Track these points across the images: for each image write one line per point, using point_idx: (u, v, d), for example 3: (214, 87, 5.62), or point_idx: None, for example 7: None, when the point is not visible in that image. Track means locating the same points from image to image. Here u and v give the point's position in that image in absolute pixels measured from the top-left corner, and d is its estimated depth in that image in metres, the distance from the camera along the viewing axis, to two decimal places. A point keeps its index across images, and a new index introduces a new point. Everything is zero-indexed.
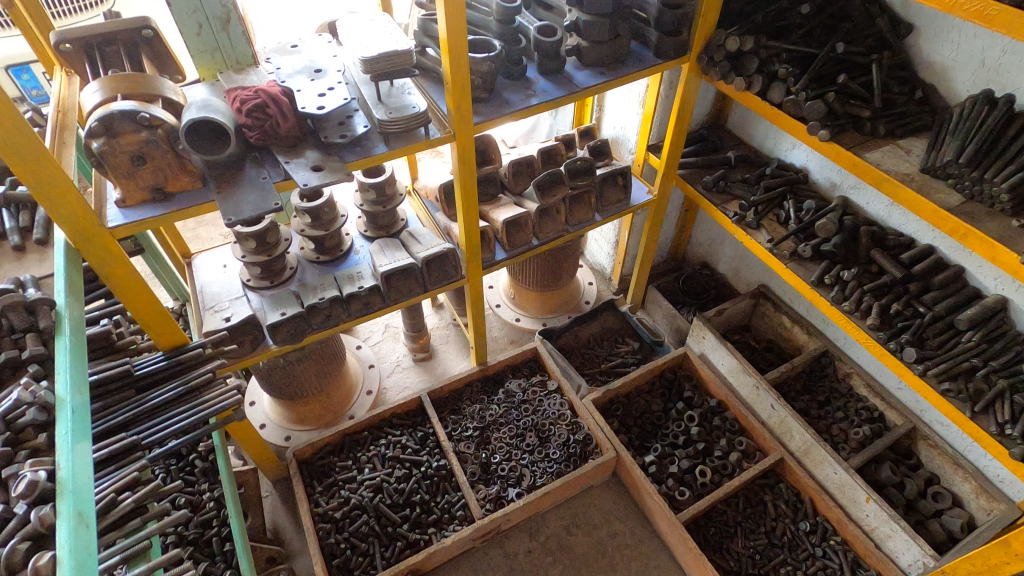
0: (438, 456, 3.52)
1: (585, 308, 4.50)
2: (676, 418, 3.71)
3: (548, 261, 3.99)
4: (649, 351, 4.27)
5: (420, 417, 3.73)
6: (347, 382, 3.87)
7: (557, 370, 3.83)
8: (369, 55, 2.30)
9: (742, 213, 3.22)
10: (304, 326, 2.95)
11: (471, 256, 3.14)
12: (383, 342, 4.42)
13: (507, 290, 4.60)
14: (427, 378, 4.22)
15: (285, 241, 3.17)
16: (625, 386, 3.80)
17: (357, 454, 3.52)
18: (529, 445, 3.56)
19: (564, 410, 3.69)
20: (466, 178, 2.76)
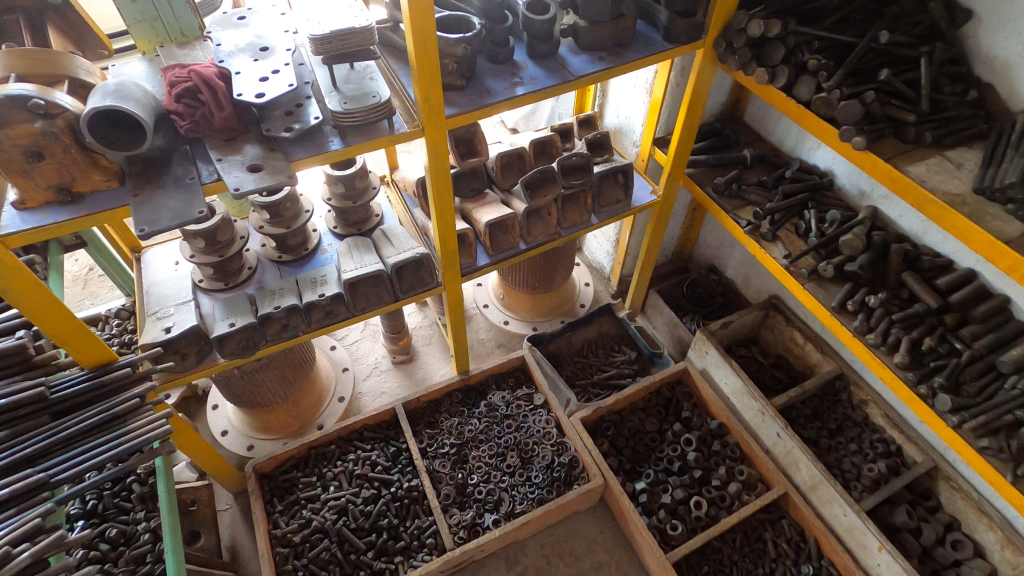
0: (410, 474, 3.24)
1: (579, 310, 4.17)
2: (672, 441, 3.40)
3: (540, 264, 3.64)
4: (647, 362, 3.95)
5: (394, 430, 3.45)
6: (317, 388, 3.58)
7: (544, 384, 3.52)
8: (318, 33, 1.93)
9: (756, 223, 2.85)
10: (258, 338, 2.64)
11: (447, 263, 2.80)
12: (360, 342, 4.12)
13: (497, 289, 4.27)
14: (406, 383, 3.93)
15: (241, 239, 2.84)
16: (617, 403, 3.50)
17: (324, 469, 3.25)
18: (510, 466, 3.27)
19: (550, 429, 3.39)
20: (440, 175, 2.39)
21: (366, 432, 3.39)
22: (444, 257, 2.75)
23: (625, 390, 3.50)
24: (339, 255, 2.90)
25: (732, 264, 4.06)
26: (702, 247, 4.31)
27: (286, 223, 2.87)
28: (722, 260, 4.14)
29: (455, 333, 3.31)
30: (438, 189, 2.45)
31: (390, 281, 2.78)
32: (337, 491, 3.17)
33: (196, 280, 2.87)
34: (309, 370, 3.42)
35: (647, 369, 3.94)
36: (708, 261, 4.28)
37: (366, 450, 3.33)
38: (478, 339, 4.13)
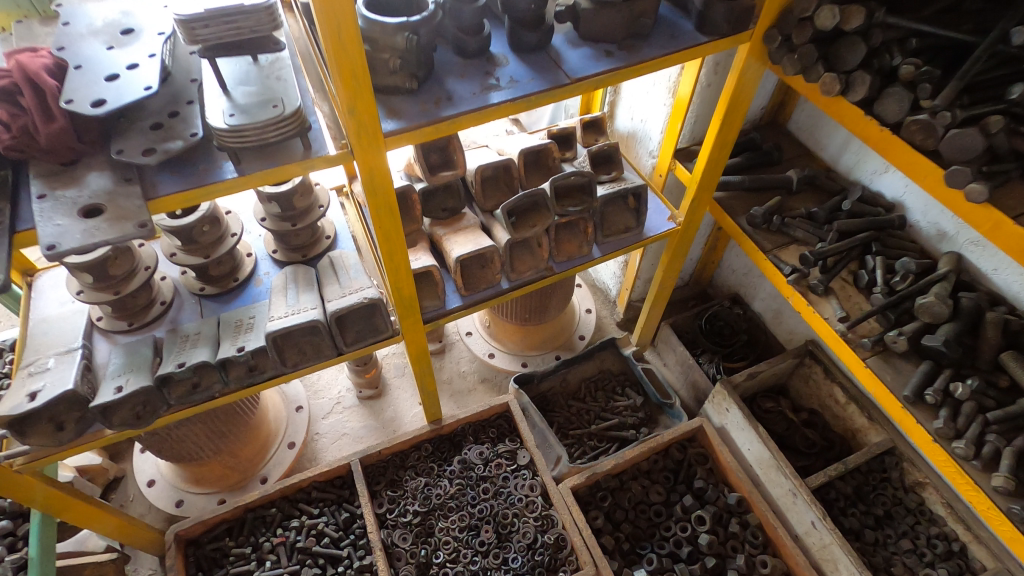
0: (364, 550, 2.70)
1: (579, 344, 3.54)
2: (680, 517, 2.83)
3: (531, 296, 3.02)
4: (655, 410, 3.37)
5: (349, 490, 2.91)
6: (262, 433, 3.04)
7: (530, 440, 2.95)
8: (184, 15, 1.32)
9: (803, 269, 2.21)
10: (158, 402, 2.08)
11: (403, 309, 2.21)
12: (324, 372, 3.57)
13: (482, 315, 3.64)
14: (371, 422, 3.37)
15: (145, 270, 2.24)
16: (616, 467, 2.91)
17: (261, 539, 2.72)
18: (483, 545, 2.71)
19: (534, 497, 2.82)
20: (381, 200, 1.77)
21: (315, 493, 2.85)
22: (398, 302, 2.16)
23: (626, 452, 2.92)
24: (272, 292, 2.31)
25: (761, 296, 3.44)
26: (725, 272, 3.68)
27: (206, 250, 2.28)
28: (749, 289, 3.52)
29: (421, 377, 2.75)
30: (380, 217, 1.84)
31: (329, 333, 2.17)
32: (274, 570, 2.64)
33: (94, 318, 2.31)
34: (249, 414, 2.88)
35: (655, 417, 3.36)
36: (732, 288, 3.66)
37: (313, 516, 2.79)
38: (458, 372, 3.56)
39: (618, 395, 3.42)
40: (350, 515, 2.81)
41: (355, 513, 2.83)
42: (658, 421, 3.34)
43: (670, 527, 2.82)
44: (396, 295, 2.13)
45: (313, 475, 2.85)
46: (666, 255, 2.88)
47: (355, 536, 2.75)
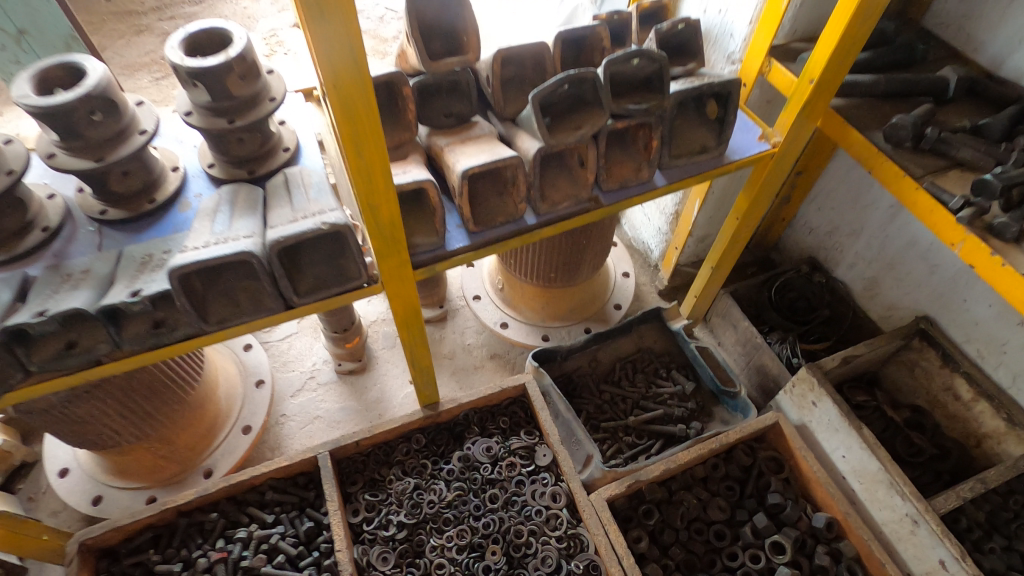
0: (329, 573, 2.03)
1: (614, 315, 2.81)
2: (750, 544, 2.14)
3: (562, 242, 2.33)
4: (709, 399, 2.69)
5: (316, 492, 2.24)
6: (209, 415, 2.37)
7: (553, 434, 2.25)
8: None
9: (980, 204, 1.48)
10: (10, 368, 1.39)
11: (379, 240, 1.50)
12: (297, 340, 2.91)
13: (494, 275, 2.91)
14: (352, 402, 2.73)
15: (7, 175, 1.53)
16: (665, 474, 2.23)
17: (196, 554, 2.06)
18: (488, 570, 2.04)
19: (556, 510, 2.14)
20: (358, 129, 1.28)
21: (271, 494, 2.17)
22: (371, 227, 1.47)
23: (679, 456, 2.23)
24: (196, 217, 1.60)
25: (847, 260, 2.71)
26: (798, 231, 2.94)
27: (99, 151, 1.59)
28: (831, 252, 2.79)
29: (413, 351, 2.05)
30: (355, 165, 1.35)
31: (270, 275, 1.45)
32: None
33: None
34: (186, 389, 2.20)
35: (709, 409, 2.66)
36: (806, 252, 2.92)
37: (267, 525, 2.13)
38: (461, 345, 2.88)
39: (662, 380, 2.72)
40: (314, 523, 2.15)
41: (321, 523, 2.16)
42: (712, 414, 2.65)
43: (736, 556, 2.14)
44: (368, 216, 1.44)
45: (268, 470, 2.17)
46: (742, 197, 2.14)
47: (320, 552, 2.09)
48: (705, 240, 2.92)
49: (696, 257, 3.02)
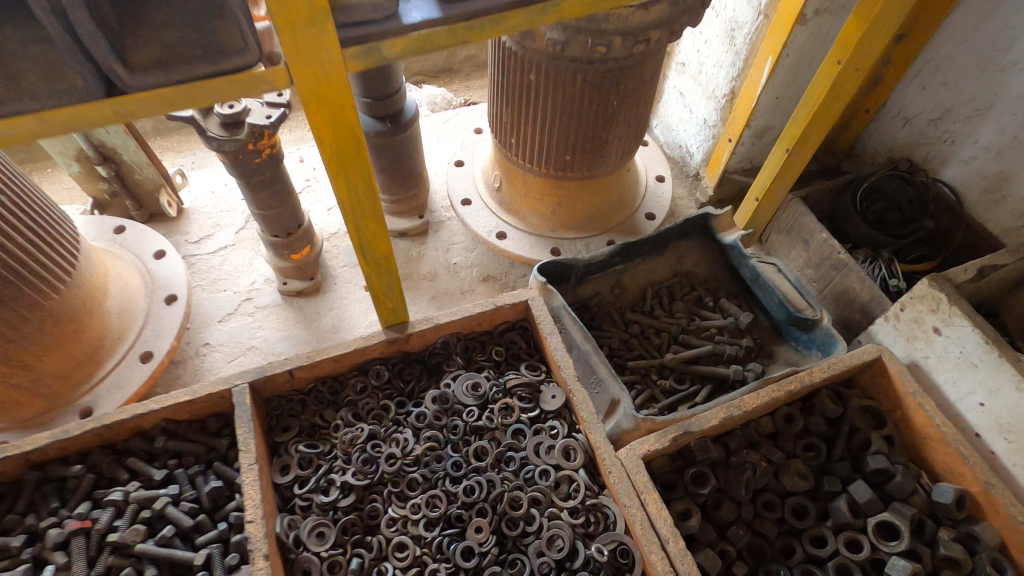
0: (238, 554, 1.39)
1: (647, 227, 2.16)
2: (844, 525, 1.49)
3: (581, 95, 1.65)
4: (772, 334, 2.04)
5: (233, 441, 1.58)
6: (90, 335, 1.72)
7: (566, 368, 1.60)
8: None
9: None
10: None
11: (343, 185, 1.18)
12: (232, 254, 2.25)
13: (489, 172, 2.23)
14: (299, 331, 2.08)
15: None
16: (724, 427, 1.57)
17: (44, 524, 1.41)
18: (469, 553, 1.41)
19: (569, 473, 1.50)
20: (301, 18, 0.87)
21: (160, 442, 1.51)
22: None
23: (746, 399, 1.57)
24: None
25: (960, 155, 2.00)
26: (887, 125, 2.23)
27: None
28: (935, 146, 2.07)
29: (358, 225, 1.29)
30: (301, 70, 0.94)
31: (51, 7, 0.76)
32: None
33: None
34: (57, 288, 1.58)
35: (770, 350, 2.01)
36: (896, 152, 2.21)
37: (155, 486, 1.48)
38: (445, 264, 2.22)
39: (709, 310, 2.07)
40: (224, 484, 1.50)
41: (234, 483, 1.51)
42: (774, 355, 1.99)
43: (824, 542, 1.50)
44: (333, 164, 1.12)
45: (160, 407, 1.51)
46: (856, 13, 1.55)
47: (228, 525, 1.45)
48: (766, 134, 2.22)
49: (751, 160, 2.33)
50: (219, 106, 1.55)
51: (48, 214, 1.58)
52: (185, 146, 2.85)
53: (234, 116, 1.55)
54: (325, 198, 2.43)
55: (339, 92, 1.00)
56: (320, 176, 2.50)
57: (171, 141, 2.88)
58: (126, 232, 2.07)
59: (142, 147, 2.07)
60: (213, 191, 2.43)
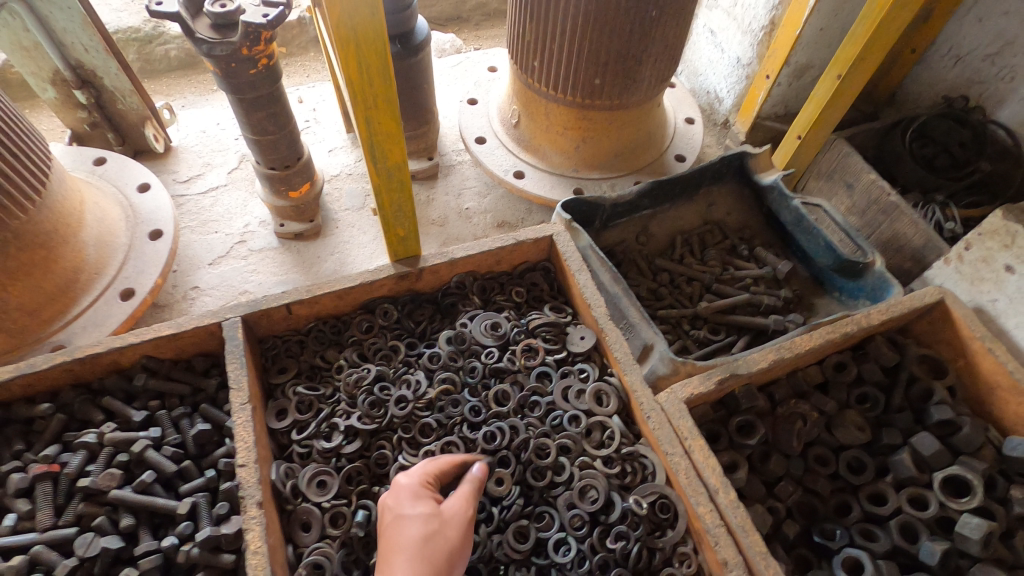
0: (227, 503, 1.22)
1: (677, 166, 2.07)
2: (907, 481, 1.34)
3: (618, 8, 1.55)
4: (810, 287, 1.84)
5: (223, 382, 1.40)
6: (61, 262, 1.57)
7: (598, 305, 1.43)
8: None
9: None
10: None
11: (358, 78, 1.09)
12: (225, 194, 2.07)
13: (506, 108, 2.11)
14: (296, 275, 1.91)
15: None
16: (773, 372, 1.41)
17: (5, 468, 1.24)
18: (489, 504, 1.25)
19: (601, 418, 1.33)
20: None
21: (140, 380, 1.33)
22: None
23: (797, 340, 1.40)
24: None
25: (1020, 93, 1.83)
26: (936, 65, 2.04)
27: None
28: (990, 85, 1.90)
29: (367, 119, 1.17)
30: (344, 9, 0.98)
31: None
32: (19, 535, 1.17)
33: None
34: (23, 203, 1.44)
35: (810, 302, 1.81)
36: (945, 94, 2.03)
37: (134, 428, 1.31)
38: (457, 208, 2.05)
39: (746, 258, 1.89)
40: (212, 428, 1.32)
41: (224, 427, 1.34)
42: (814, 308, 1.80)
43: (884, 500, 1.34)
44: (353, 70, 1.07)
45: (140, 341, 1.33)
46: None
47: (216, 473, 1.27)
48: (805, 74, 2.06)
49: (787, 105, 2.16)
50: (208, 3, 1.36)
51: (8, 113, 1.42)
52: (177, 90, 2.66)
53: (226, 16, 1.36)
54: (327, 139, 2.25)
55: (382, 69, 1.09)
56: (321, 118, 2.32)
57: (162, 85, 2.69)
58: (107, 164, 1.89)
59: (125, 72, 1.88)
60: (203, 129, 2.23)
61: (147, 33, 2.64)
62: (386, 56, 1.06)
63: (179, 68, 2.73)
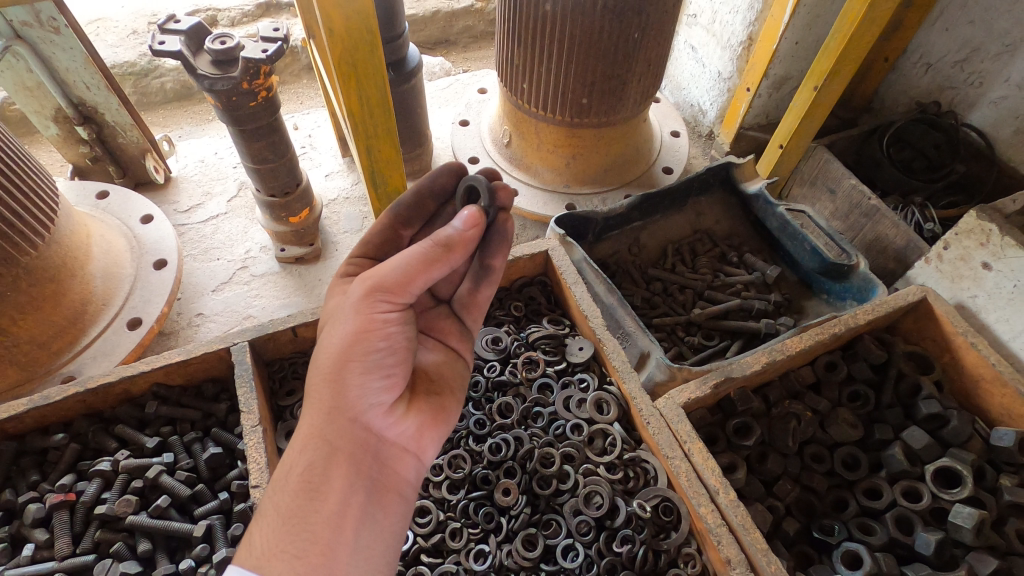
0: (241, 525, 1.24)
1: (666, 178, 2.15)
2: (900, 474, 1.39)
3: (597, 45, 1.66)
4: (799, 289, 1.90)
5: (232, 406, 1.43)
6: (68, 296, 1.62)
7: (594, 316, 1.47)
8: None
9: None
10: None
11: (361, 117, 1.22)
12: (226, 222, 2.11)
13: (496, 128, 2.18)
14: (298, 297, 1.95)
15: None
16: (766, 374, 1.46)
17: (23, 499, 1.27)
18: (497, 515, 1.29)
19: (602, 426, 1.37)
20: (352, 33, 1.06)
21: (152, 408, 1.36)
22: None
23: (787, 343, 1.45)
24: None
25: (989, 96, 1.91)
26: (908, 73, 2.12)
27: None
28: (961, 89, 1.98)
29: (369, 150, 1.31)
30: (349, 63, 1.11)
31: None
32: (38, 564, 1.20)
33: None
34: (33, 242, 1.48)
35: (800, 305, 1.87)
36: (919, 100, 2.11)
37: (147, 454, 1.34)
38: None
39: (736, 265, 1.95)
40: (223, 451, 1.35)
41: (235, 450, 1.37)
42: (804, 310, 1.85)
43: (879, 494, 1.39)
44: (356, 108, 1.20)
45: (151, 369, 1.35)
46: (848, 16, 1.65)
47: (229, 495, 1.30)
48: (784, 85, 2.13)
49: (768, 115, 2.23)
50: (209, 41, 1.42)
51: (13, 154, 1.47)
52: (173, 121, 2.72)
53: (226, 52, 1.41)
54: (323, 164, 2.30)
55: (383, 108, 1.22)
56: (316, 143, 2.38)
57: (159, 117, 2.75)
58: (110, 198, 1.94)
59: (126, 107, 1.92)
60: (202, 159, 2.28)
61: (142, 67, 2.70)
62: (387, 96, 1.19)
63: (175, 100, 2.79)
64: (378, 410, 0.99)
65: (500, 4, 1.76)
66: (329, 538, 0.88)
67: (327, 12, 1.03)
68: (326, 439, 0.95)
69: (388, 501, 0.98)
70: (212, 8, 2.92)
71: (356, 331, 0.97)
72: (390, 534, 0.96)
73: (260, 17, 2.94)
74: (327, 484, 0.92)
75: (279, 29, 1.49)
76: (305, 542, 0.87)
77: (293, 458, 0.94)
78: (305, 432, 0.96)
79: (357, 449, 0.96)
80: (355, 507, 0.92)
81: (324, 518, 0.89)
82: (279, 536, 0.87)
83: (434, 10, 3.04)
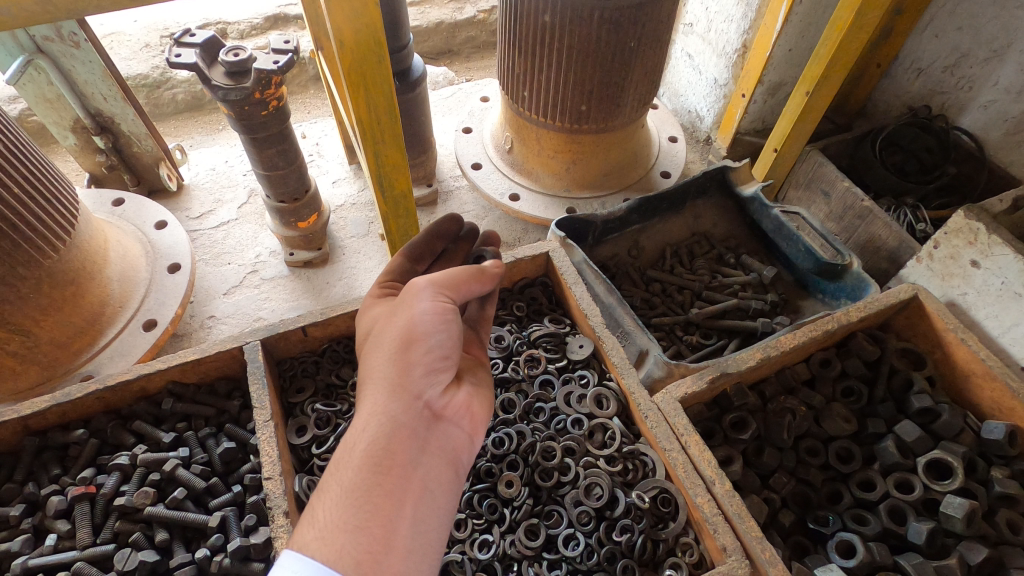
0: (255, 516, 1.29)
1: (662, 182, 2.21)
2: (893, 466, 1.43)
3: (594, 53, 1.72)
4: (795, 289, 1.94)
5: (245, 403, 1.48)
6: (87, 300, 1.68)
7: (594, 314, 1.52)
8: None
9: None
10: None
11: (368, 122, 1.28)
12: (238, 227, 2.18)
13: (498, 134, 2.25)
14: (307, 300, 2.01)
15: None
16: (762, 370, 1.50)
17: (45, 491, 1.32)
18: (501, 506, 1.33)
19: (601, 419, 1.42)
20: (361, 44, 1.12)
21: (168, 405, 1.41)
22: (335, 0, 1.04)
23: (782, 339, 1.49)
24: None
25: (979, 100, 1.96)
26: (901, 79, 2.18)
27: None
28: (951, 94, 2.03)
29: (377, 155, 1.36)
30: (357, 72, 1.17)
31: None
32: (61, 553, 1.25)
33: None
34: (55, 246, 1.55)
35: (795, 304, 1.91)
36: (911, 105, 2.16)
37: (163, 449, 1.39)
38: None
39: (733, 265, 1.99)
40: (237, 446, 1.40)
41: (248, 445, 1.42)
42: (800, 310, 1.90)
43: (872, 486, 1.43)
44: (364, 114, 1.25)
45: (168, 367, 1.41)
46: (837, 22, 1.71)
47: (242, 488, 1.34)
48: (778, 91, 2.19)
49: (764, 120, 2.29)
50: (223, 53, 1.48)
51: (35, 160, 1.53)
52: (185, 131, 2.80)
53: (240, 63, 1.47)
54: (331, 171, 2.37)
55: (390, 114, 1.27)
56: (324, 151, 2.45)
57: (170, 127, 2.83)
58: (125, 205, 2.02)
59: (141, 118, 1.99)
60: (213, 167, 2.36)
61: (154, 79, 2.79)
62: (393, 102, 1.25)
63: (186, 110, 2.88)
64: (438, 393, 1.01)
65: (501, 14, 1.82)
66: (391, 513, 0.87)
67: (337, 26, 1.08)
68: (392, 417, 0.95)
69: (446, 478, 0.97)
70: (222, 21, 3.02)
71: (431, 320, 1.02)
72: (444, 512, 0.94)
73: (269, 30, 3.03)
74: (391, 460, 0.91)
75: (290, 42, 1.55)
76: (366, 513, 0.86)
77: (358, 436, 0.93)
78: (372, 412, 0.95)
79: (418, 427, 0.97)
80: (416, 481, 0.91)
81: (386, 492, 0.89)
82: (343, 510, 0.86)
83: (437, 22, 3.12)
